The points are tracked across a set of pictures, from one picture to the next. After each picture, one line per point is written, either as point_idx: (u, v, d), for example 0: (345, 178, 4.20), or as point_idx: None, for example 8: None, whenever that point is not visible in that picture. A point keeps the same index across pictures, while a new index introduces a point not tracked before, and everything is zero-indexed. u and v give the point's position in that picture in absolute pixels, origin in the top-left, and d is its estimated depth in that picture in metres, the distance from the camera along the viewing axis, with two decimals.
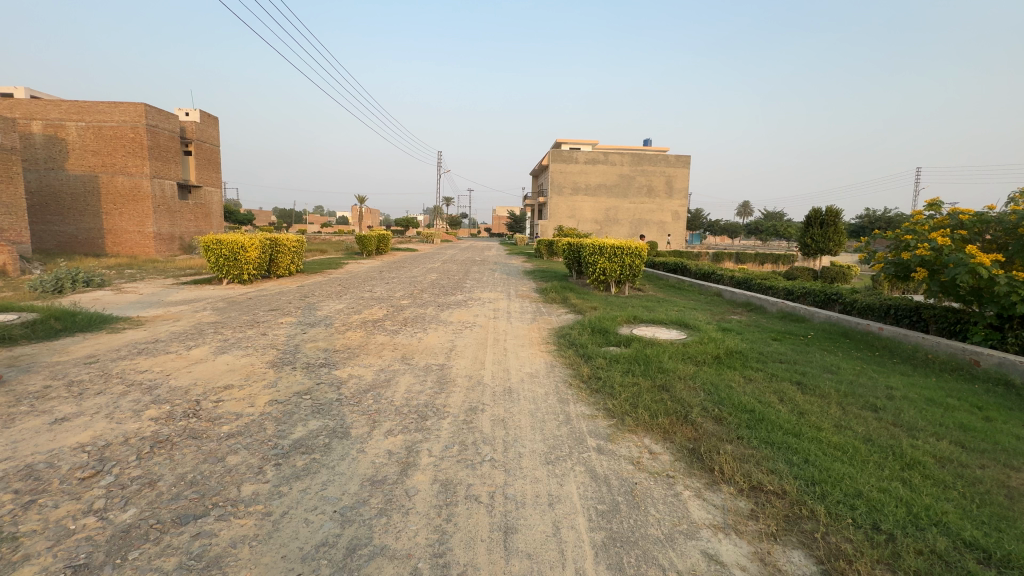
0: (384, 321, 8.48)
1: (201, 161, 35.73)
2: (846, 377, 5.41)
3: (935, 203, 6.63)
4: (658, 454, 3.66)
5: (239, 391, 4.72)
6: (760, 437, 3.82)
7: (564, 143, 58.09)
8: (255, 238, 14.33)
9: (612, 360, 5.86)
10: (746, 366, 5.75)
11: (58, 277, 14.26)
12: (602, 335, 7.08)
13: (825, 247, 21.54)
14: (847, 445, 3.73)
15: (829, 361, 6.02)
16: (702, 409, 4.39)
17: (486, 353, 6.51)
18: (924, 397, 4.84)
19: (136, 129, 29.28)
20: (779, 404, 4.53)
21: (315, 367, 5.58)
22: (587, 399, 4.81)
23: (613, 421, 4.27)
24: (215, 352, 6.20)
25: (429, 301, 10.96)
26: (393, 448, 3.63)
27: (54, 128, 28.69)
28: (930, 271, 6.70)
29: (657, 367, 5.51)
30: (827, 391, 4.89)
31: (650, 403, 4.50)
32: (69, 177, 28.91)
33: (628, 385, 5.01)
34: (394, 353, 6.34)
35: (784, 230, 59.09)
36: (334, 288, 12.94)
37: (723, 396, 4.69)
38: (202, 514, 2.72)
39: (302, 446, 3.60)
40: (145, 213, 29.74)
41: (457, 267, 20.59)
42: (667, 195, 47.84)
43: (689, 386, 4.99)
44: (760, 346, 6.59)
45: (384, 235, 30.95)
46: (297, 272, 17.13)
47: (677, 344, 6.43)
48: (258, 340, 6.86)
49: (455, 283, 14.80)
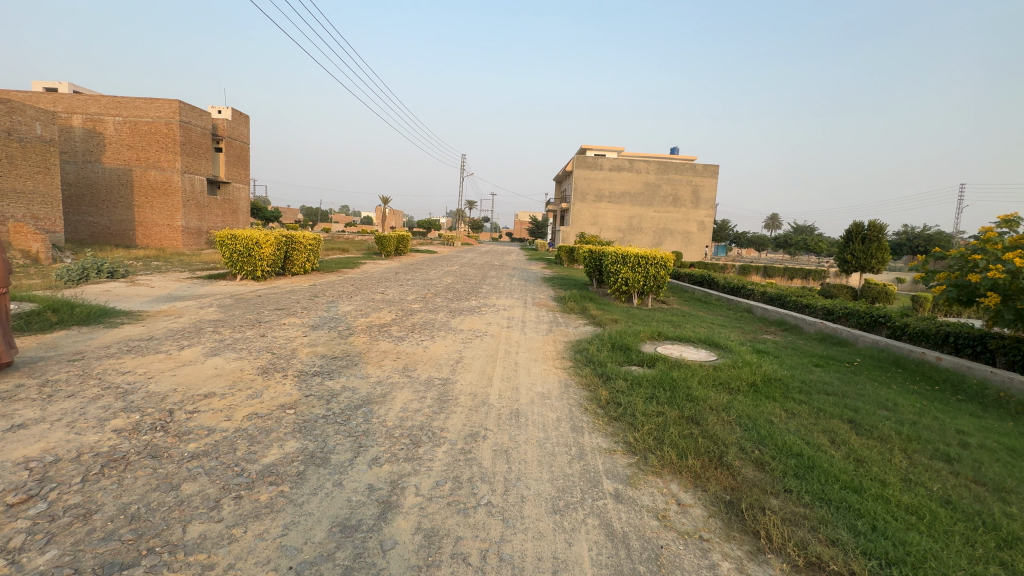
0: (391, 326, 8.02)
1: (230, 159, 36.33)
2: (907, 416, 4.68)
3: (1013, 218, 5.81)
4: (689, 507, 3.06)
5: (219, 401, 4.28)
6: (814, 493, 3.19)
7: (588, 149, 57.49)
8: (271, 234, 14.16)
9: (633, 383, 5.25)
10: (787, 397, 5.07)
11: (83, 267, 14.34)
12: (623, 352, 6.47)
13: (867, 264, 20.33)
14: (921, 507, 3.08)
15: (883, 395, 5.29)
16: (739, 450, 3.78)
17: (494, 367, 5.96)
18: (1005, 448, 4.11)
19: (170, 126, 29.85)
20: (832, 448, 3.88)
21: (308, 376, 5.13)
22: (604, 428, 4.22)
23: (634, 458, 3.68)
24: (207, 353, 5.82)
25: (442, 306, 10.48)
26: (376, 483, 3.11)
27: (93, 122, 29.51)
28: (1003, 296, 5.82)
29: (684, 394, 4.88)
30: (888, 434, 4.20)
31: (676, 438, 3.90)
32: (105, 170, 29.64)
33: (652, 414, 4.41)
34: (395, 363, 5.84)
35: (816, 244, 57.17)
36: (346, 288, 12.62)
37: (764, 435, 4.05)
38: (132, 564, 2.24)
39: (271, 474, 3.11)
40: (175, 208, 30.26)
41: (474, 272, 20.07)
42: (693, 205, 46.68)
43: (724, 419, 4.36)
44: (801, 374, 5.88)
45: (404, 236, 30.87)
46: (312, 269, 16.95)
47: (707, 367, 5.78)
48: (255, 341, 6.46)
49: (471, 288, 14.31)
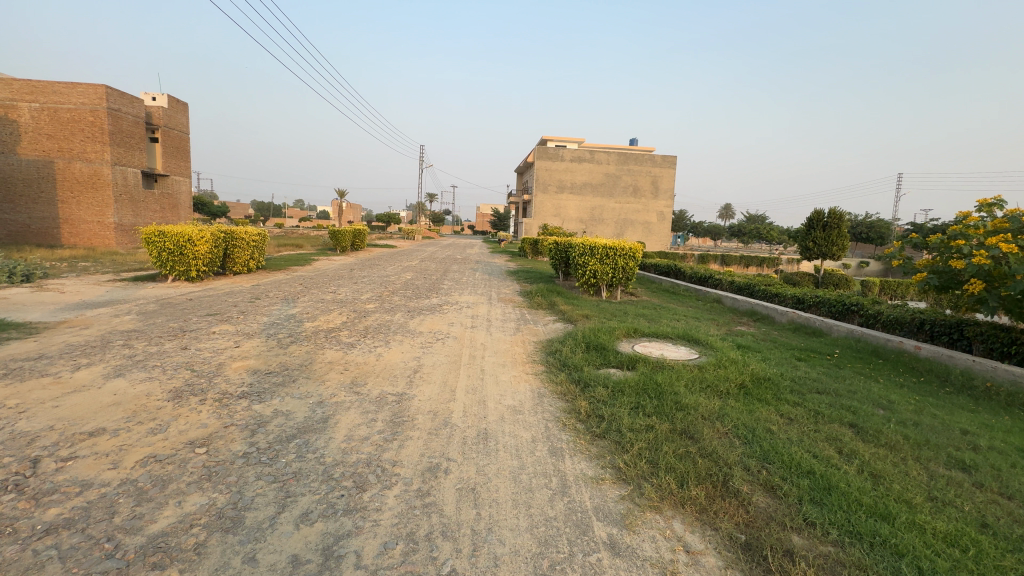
0: (341, 330, 7.14)
1: (168, 150, 33.61)
2: (906, 416, 4.32)
3: (996, 201, 5.61)
4: (700, 556, 2.49)
5: (107, 441, 3.37)
6: (839, 526, 2.70)
7: (548, 139, 57.14)
8: (207, 229, 12.79)
9: (615, 390, 4.67)
10: (780, 398, 4.63)
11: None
12: (599, 353, 5.89)
13: (827, 250, 20.81)
14: (960, 536, 2.63)
15: (875, 392, 4.95)
16: (744, 471, 3.26)
17: (457, 377, 5.23)
18: (1016, 448, 3.78)
19: (96, 112, 27.09)
20: (843, 461, 3.43)
21: (232, 399, 4.26)
22: (588, 450, 3.62)
23: (627, 489, 3.09)
24: (108, 375, 4.79)
25: (399, 306, 9.60)
26: (302, 553, 2.37)
27: (6, 109, 26.41)
28: (987, 282, 5.65)
29: (672, 401, 4.35)
30: (894, 439, 3.81)
31: (672, 460, 3.33)
32: (21, 162, 26.60)
33: (642, 429, 3.84)
34: (341, 377, 5.02)
35: (768, 232, 59.10)
36: (293, 288, 11.51)
37: (767, 449, 3.56)
38: None
39: (156, 552, 2.31)
40: (105, 203, 27.55)
41: (435, 266, 19.13)
42: (653, 195, 47.14)
43: (719, 431, 3.85)
44: (788, 370, 5.48)
45: (360, 229, 29.56)
46: (258, 267, 15.61)
47: (691, 368, 5.28)
48: (173, 357, 5.46)
49: (432, 284, 13.45)
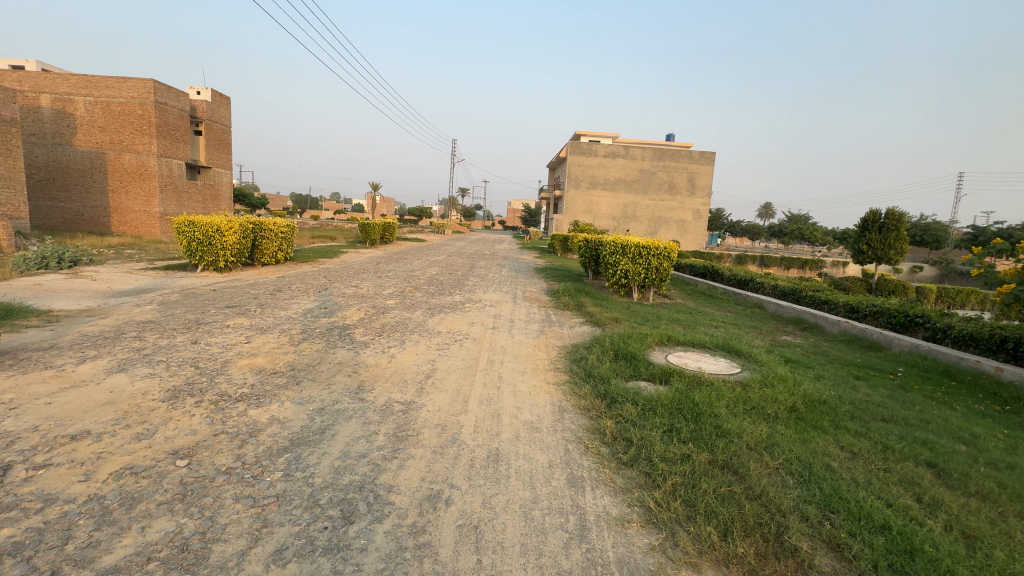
0: (356, 328, 6.85)
1: (211, 142, 34.60)
2: (996, 456, 3.64)
3: None
4: None
5: (87, 447, 3.12)
6: None
7: (581, 134, 56.09)
8: (237, 220, 12.85)
9: (645, 408, 4.15)
10: (838, 426, 4.01)
11: (41, 254, 13.23)
12: (629, 363, 5.36)
13: (884, 254, 19.39)
14: None
15: (953, 422, 4.25)
16: (802, 521, 2.71)
17: (472, 385, 4.81)
18: None
19: (144, 106, 28.01)
20: (928, 515, 2.82)
21: (228, 403, 3.97)
22: (613, 481, 3.14)
23: (659, 537, 2.60)
24: (111, 370, 4.60)
25: (420, 302, 9.28)
26: None
27: (63, 102, 27.64)
28: None
29: (712, 426, 3.81)
30: (987, 486, 3.16)
31: (713, 503, 2.80)
32: (76, 153, 27.87)
33: (676, 459, 3.32)
34: (348, 381, 4.69)
35: (811, 233, 56.15)
36: (317, 281, 11.38)
37: (829, 491, 2.99)
38: None
39: None
40: (151, 193, 28.56)
41: (462, 262, 18.85)
42: (689, 192, 45.49)
43: (769, 467, 3.29)
44: (846, 393, 4.81)
45: (390, 223, 29.65)
46: (286, 258, 15.70)
47: (733, 385, 4.69)
48: (180, 352, 5.25)
49: (457, 280, 13.13)
